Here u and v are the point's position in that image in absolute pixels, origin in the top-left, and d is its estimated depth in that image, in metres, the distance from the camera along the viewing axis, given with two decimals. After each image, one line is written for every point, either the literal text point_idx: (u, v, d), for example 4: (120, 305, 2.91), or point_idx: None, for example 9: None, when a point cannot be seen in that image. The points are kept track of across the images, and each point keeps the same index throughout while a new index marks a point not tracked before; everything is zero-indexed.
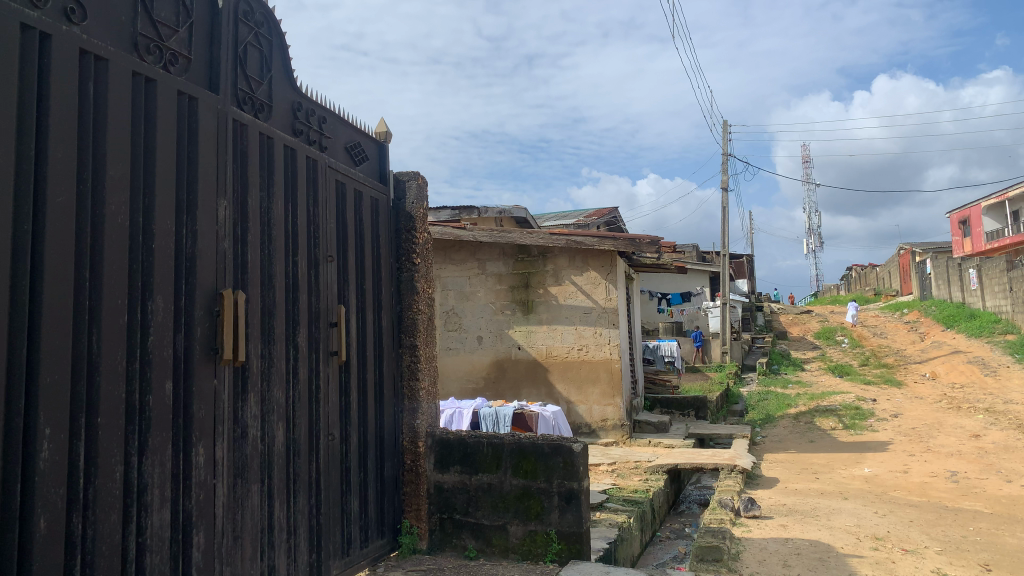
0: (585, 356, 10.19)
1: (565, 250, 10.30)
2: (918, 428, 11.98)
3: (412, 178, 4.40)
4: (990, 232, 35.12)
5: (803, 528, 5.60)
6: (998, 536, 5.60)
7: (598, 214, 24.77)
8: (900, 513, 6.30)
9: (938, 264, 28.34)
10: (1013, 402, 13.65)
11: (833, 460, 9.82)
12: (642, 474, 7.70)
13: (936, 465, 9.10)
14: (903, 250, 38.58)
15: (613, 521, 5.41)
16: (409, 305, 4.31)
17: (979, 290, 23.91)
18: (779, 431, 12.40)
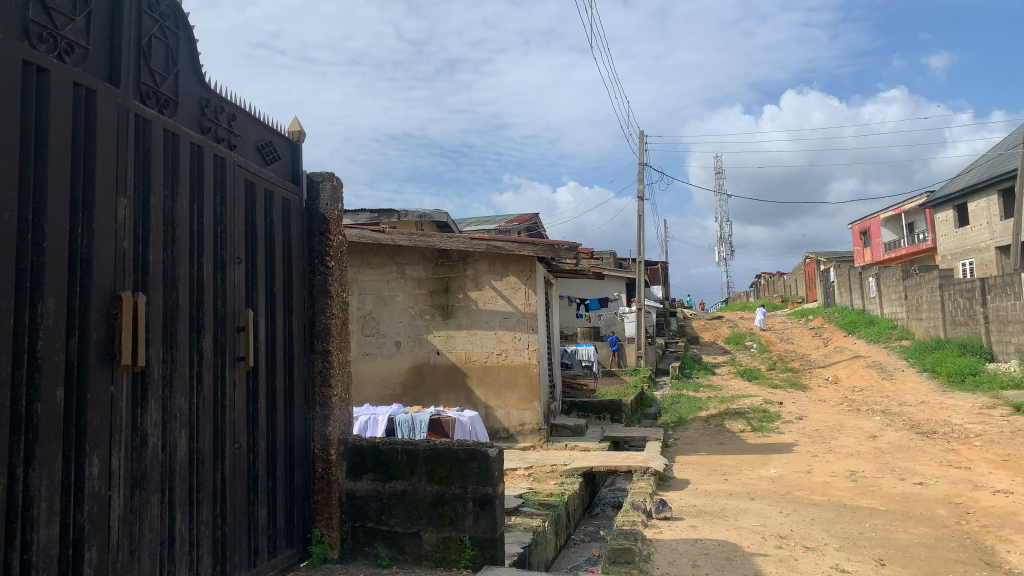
0: (503, 360, 10.21)
1: (485, 256, 10.31)
2: (820, 429, 12.50)
3: (326, 178, 4.32)
4: (888, 242, 37.02)
5: (712, 529, 5.75)
6: (891, 532, 5.87)
7: (518, 220, 24.90)
8: (802, 512, 6.55)
9: (841, 272, 29.68)
10: (907, 405, 14.41)
11: (741, 461, 10.14)
12: (558, 477, 7.77)
13: (836, 465, 9.51)
14: (809, 259, 40.28)
15: (528, 525, 5.42)
16: (322, 308, 4.22)
17: (878, 298, 25.15)
18: (690, 433, 12.72)
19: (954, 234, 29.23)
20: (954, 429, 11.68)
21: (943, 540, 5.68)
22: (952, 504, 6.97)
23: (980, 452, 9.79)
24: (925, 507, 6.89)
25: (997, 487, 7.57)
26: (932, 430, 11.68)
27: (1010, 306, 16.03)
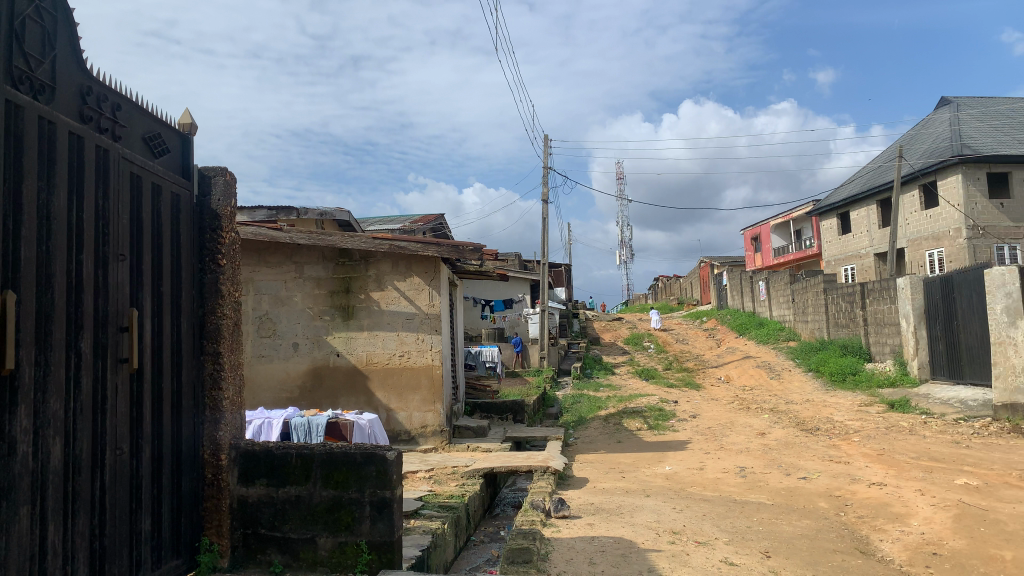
0: (405, 362, 10.11)
1: (387, 256, 10.18)
2: (713, 427, 12.97)
3: (219, 173, 4.16)
4: (777, 248, 38.79)
5: (608, 526, 5.86)
6: (776, 525, 6.14)
7: (422, 220, 24.72)
8: (695, 508, 6.76)
9: (734, 276, 30.85)
10: (793, 403, 15.12)
11: (638, 459, 10.38)
12: (458, 479, 7.75)
13: (727, 461, 9.87)
14: (704, 262, 41.75)
15: (427, 528, 5.37)
16: (213, 309, 4.06)
17: (767, 301, 26.31)
18: (590, 432, 12.94)
19: (837, 241, 30.89)
20: (835, 425, 12.34)
21: (823, 531, 5.98)
22: (832, 496, 7.36)
23: (858, 447, 10.37)
24: (808, 500, 7.24)
25: (873, 480, 8.03)
26: (815, 427, 12.29)
27: (886, 309, 17.07)
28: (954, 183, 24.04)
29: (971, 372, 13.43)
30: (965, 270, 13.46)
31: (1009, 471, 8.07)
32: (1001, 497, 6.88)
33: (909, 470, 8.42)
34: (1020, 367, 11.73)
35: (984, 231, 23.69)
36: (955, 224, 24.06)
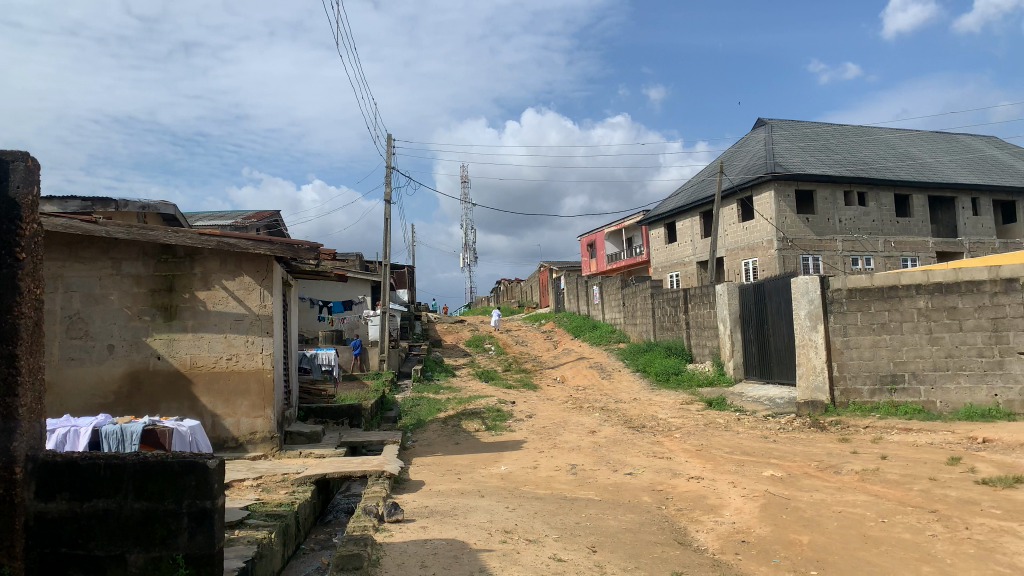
0: (233, 366, 9.64)
1: (216, 253, 9.69)
2: (547, 426, 13.33)
3: (19, 157, 3.80)
4: (610, 254, 40.50)
5: (441, 528, 5.86)
6: (602, 520, 6.40)
7: (257, 217, 23.70)
8: (527, 507, 6.90)
9: (570, 281, 31.88)
10: (622, 402, 15.84)
11: (474, 460, 10.49)
12: (289, 486, 7.48)
13: (560, 459, 10.18)
14: (543, 267, 42.87)
15: (252, 538, 5.14)
16: (8, 307, 3.68)
17: (601, 304, 27.39)
18: (427, 435, 12.92)
19: (665, 249, 32.72)
20: (659, 423, 13.04)
21: (646, 524, 6.29)
22: (654, 491, 7.76)
23: (679, 443, 11.01)
24: (632, 495, 7.59)
25: (691, 474, 8.55)
26: (641, 425, 12.93)
27: (705, 313, 18.30)
28: (767, 199, 26.13)
29: (778, 372, 14.64)
30: (774, 278, 14.65)
31: (808, 462, 8.87)
32: (801, 486, 7.54)
33: (723, 464, 9.05)
34: (819, 368, 12.97)
35: (792, 243, 25.89)
36: (767, 236, 26.18)
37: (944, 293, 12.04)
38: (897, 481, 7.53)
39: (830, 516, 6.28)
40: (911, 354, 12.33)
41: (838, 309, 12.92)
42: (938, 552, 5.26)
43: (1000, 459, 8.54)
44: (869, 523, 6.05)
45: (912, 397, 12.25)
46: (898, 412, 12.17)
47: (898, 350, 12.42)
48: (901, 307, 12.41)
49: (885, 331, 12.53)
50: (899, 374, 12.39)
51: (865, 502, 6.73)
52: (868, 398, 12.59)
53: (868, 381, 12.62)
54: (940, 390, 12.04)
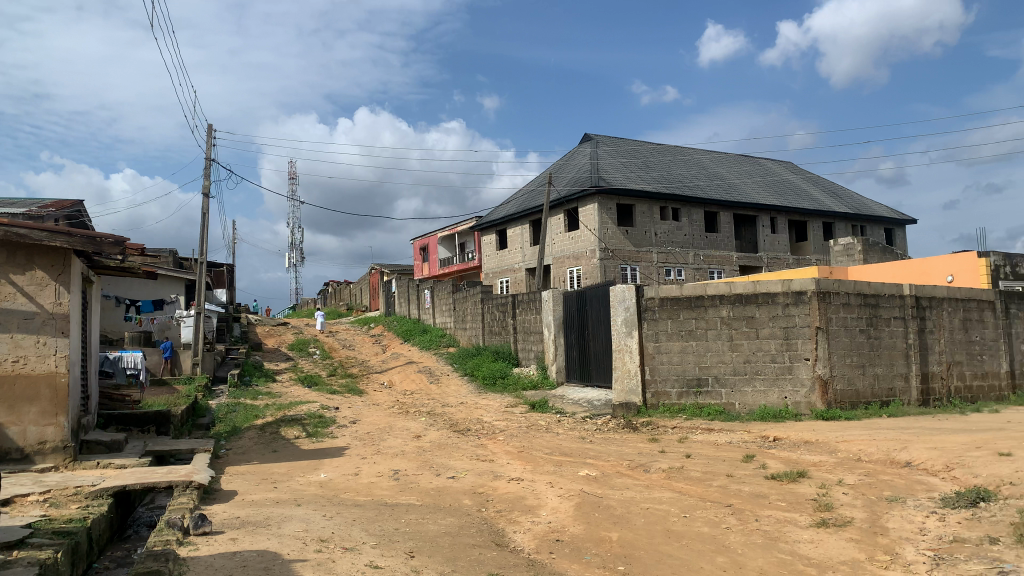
0: (21, 369, 8.72)
1: (2, 245, 8.74)
2: (371, 432, 13.10)
3: None
4: (441, 259, 40.65)
5: (252, 539, 5.60)
6: (422, 525, 6.38)
7: (56, 206, 21.66)
8: (345, 514, 6.75)
9: (400, 284, 31.66)
10: (448, 406, 15.90)
11: (292, 468, 10.12)
12: (82, 501, 6.85)
13: (382, 465, 10.04)
14: (373, 269, 42.28)
15: (34, 559, 4.65)
16: None
17: (431, 308, 27.43)
18: (243, 442, 12.32)
19: (494, 255, 33.27)
20: (483, 426, 13.22)
21: (464, 527, 6.34)
22: (475, 493, 7.84)
23: (502, 445, 11.20)
24: (453, 498, 7.62)
25: (512, 475, 8.72)
26: (466, 429, 13.04)
27: (532, 319, 18.82)
28: (591, 211, 27.29)
29: (597, 375, 15.29)
30: (595, 286, 15.31)
31: (621, 461, 9.33)
32: (613, 485, 7.92)
33: (543, 465, 9.31)
34: (633, 371, 13.68)
35: (613, 253, 27.21)
36: (591, 246, 27.34)
37: (743, 303, 13.10)
38: (699, 478, 8.07)
39: (638, 513, 6.62)
40: (714, 359, 13.28)
41: (651, 316, 13.67)
42: (731, 543, 5.70)
43: (787, 455, 9.39)
44: (673, 518, 6.44)
45: (714, 399, 13.21)
46: (702, 412, 13.06)
47: (703, 355, 13.33)
48: (706, 315, 13.34)
49: (692, 338, 13.41)
50: (704, 377, 13.30)
51: (670, 499, 7.16)
52: (676, 399, 13.43)
53: (676, 384, 13.46)
54: (738, 393, 13.08)
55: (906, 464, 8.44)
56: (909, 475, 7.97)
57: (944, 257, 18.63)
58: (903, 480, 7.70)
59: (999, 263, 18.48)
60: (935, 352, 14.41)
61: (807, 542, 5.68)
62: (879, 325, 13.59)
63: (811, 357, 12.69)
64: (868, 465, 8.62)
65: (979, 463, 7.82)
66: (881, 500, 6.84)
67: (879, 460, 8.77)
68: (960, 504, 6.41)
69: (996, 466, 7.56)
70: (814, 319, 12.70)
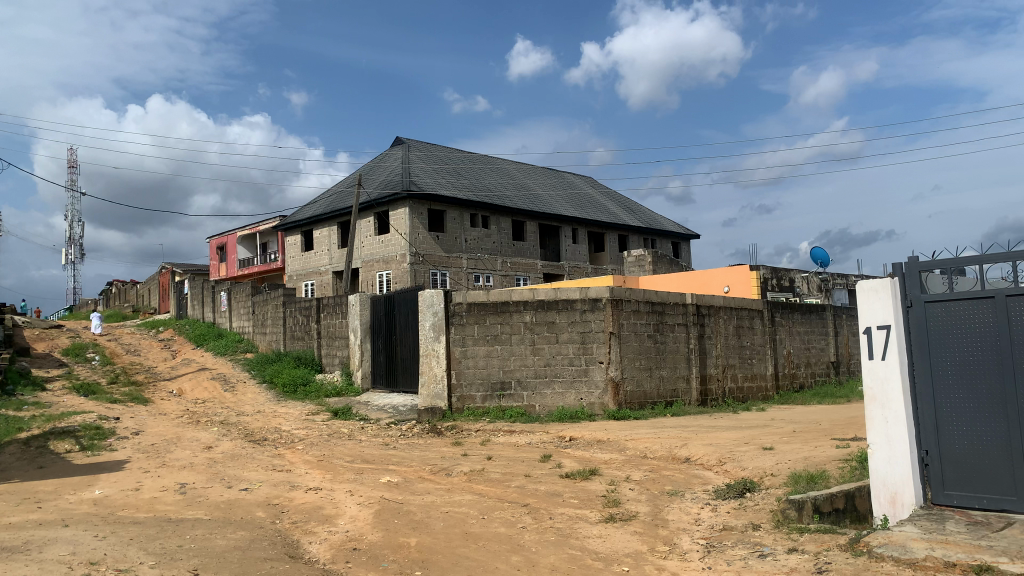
0: None
1: None
2: (156, 444, 12.17)
3: None
4: (241, 259, 38.71)
5: (6, 567, 5.00)
6: (209, 540, 6.01)
7: None
8: (121, 533, 6.22)
9: (194, 285, 29.72)
10: (243, 415, 15.12)
11: (61, 486, 9.16)
12: None
13: (167, 479, 9.34)
14: (164, 269, 39.39)
15: None
16: None
17: (228, 312, 26.02)
18: (3, 459, 10.98)
19: (299, 256, 32.13)
20: (282, 435, 12.70)
21: (255, 540, 6.05)
22: (269, 505, 7.51)
23: (301, 454, 10.83)
24: (245, 511, 7.25)
25: (309, 485, 8.44)
26: (262, 438, 12.47)
27: (337, 324, 18.46)
28: (401, 215, 27.17)
29: (403, 381, 15.23)
30: (403, 291, 15.22)
31: (422, 466, 9.32)
32: (414, 490, 7.89)
33: (343, 473, 9.10)
34: (439, 376, 13.68)
35: (422, 258, 27.25)
36: (400, 251, 27.22)
37: (545, 309, 13.58)
38: (498, 480, 8.26)
39: (437, 517, 6.65)
40: (517, 363, 13.64)
41: (458, 321, 13.78)
42: (526, 542, 5.87)
43: (581, 454, 9.84)
44: (471, 520, 6.53)
45: (516, 401, 13.57)
46: (505, 415, 13.37)
47: (506, 359, 13.64)
48: (510, 320, 13.68)
49: (497, 342, 13.68)
50: (507, 381, 13.61)
51: (469, 501, 7.26)
52: (480, 403, 13.61)
53: (481, 388, 13.64)
54: (538, 395, 13.52)
55: (685, 460, 9.14)
56: (687, 470, 8.65)
57: (722, 269, 20.43)
58: (682, 474, 8.34)
59: (767, 276, 20.55)
60: (712, 356, 15.74)
61: (596, 537, 5.98)
62: (665, 330, 14.62)
63: (605, 360, 13.44)
64: (652, 461, 9.23)
65: (746, 457, 8.63)
66: (663, 494, 7.36)
67: (662, 457, 9.43)
68: (729, 495, 7.03)
69: (759, 459, 8.39)
70: (608, 325, 13.47)
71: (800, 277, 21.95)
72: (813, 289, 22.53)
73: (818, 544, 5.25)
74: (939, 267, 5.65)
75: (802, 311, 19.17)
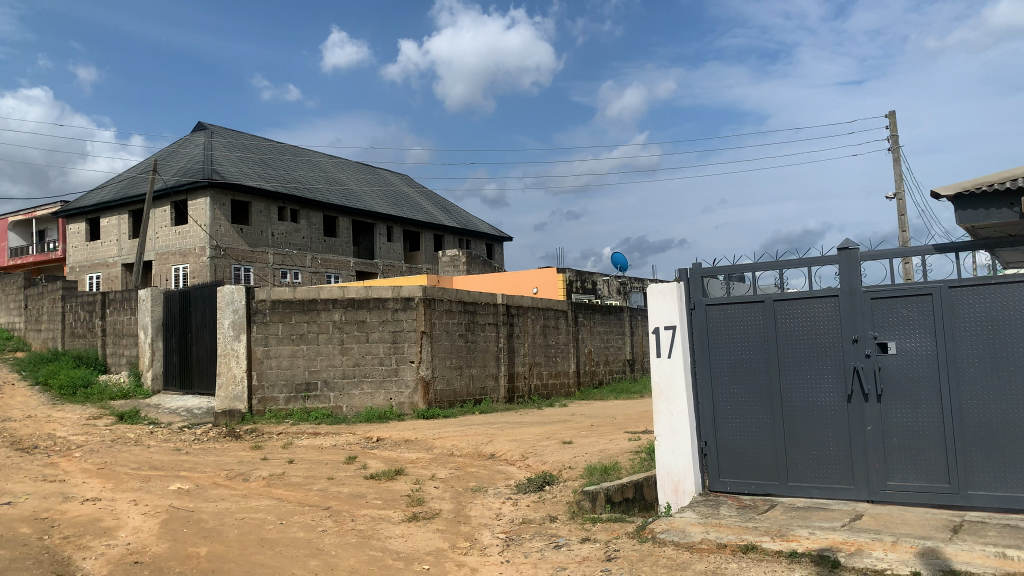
0: None
1: None
2: None
3: None
4: (13, 248, 34.72)
5: None
6: None
7: None
8: None
9: None
10: (10, 420, 13.55)
11: None
12: None
13: None
14: None
15: None
16: None
17: None
18: None
19: (83, 246, 29.33)
20: (56, 442, 11.50)
21: (17, 560, 5.42)
22: (37, 520, 6.77)
23: (78, 463, 9.87)
24: (7, 528, 6.49)
25: (86, 496, 7.71)
26: (32, 446, 11.24)
27: (125, 320, 17.04)
28: (202, 205, 25.58)
29: (199, 382, 14.34)
30: (201, 286, 14.32)
31: (217, 472, 8.81)
32: (206, 497, 7.43)
33: (127, 482, 8.40)
34: (239, 377, 12.91)
35: (224, 251, 25.83)
36: (199, 243, 25.61)
37: (355, 308, 13.33)
38: (299, 483, 7.98)
39: (231, 525, 6.31)
40: (323, 363, 13.26)
41: (260, 319, 13.11)
42: (325, 546, 5.72)
43: (388, 455, 9.75)
44: (268, 526, 6.26)
45: (322, 402, 13.18)
46: (310, 417, 12.92)
47: (312, 359, 13.21)
48: (318, 319, 13.27)
49: (303, 342, 13.20)
50: (313, 381, 13.18)
51: (267, 506, 6.96)
52: (283, 405, 13.05)
53: (284, 389, 13.09)
54: (346, 396, 13.25)
55: (489, 456, 9.32)
56: (492, 466, 8.83)
57: (531, 271, 21.08)
58: (486, 470, 8.50)
59: (572, 278, 21.46)
60: (519, 355, 16.18)
61: (397, 537, 5.94)
62: (475, 330, 14.84)
63: (416, 359, 13.44)
64: (458, 459, 9.34)
65: (548, 451, 8.95)
66: (467, 491, 7.46)
67: (468, 454, 9.55)
68: (530, 488, 7.26)
69: (560, 453, 8.74)
70: (419, 324, 13.50)
71: (602, 281, 23.13)
72: (613, 291, 23.82)
73: (608, 533, 5.54)
74: (721, 273, 6.17)
75: (603, 313, 20.21)
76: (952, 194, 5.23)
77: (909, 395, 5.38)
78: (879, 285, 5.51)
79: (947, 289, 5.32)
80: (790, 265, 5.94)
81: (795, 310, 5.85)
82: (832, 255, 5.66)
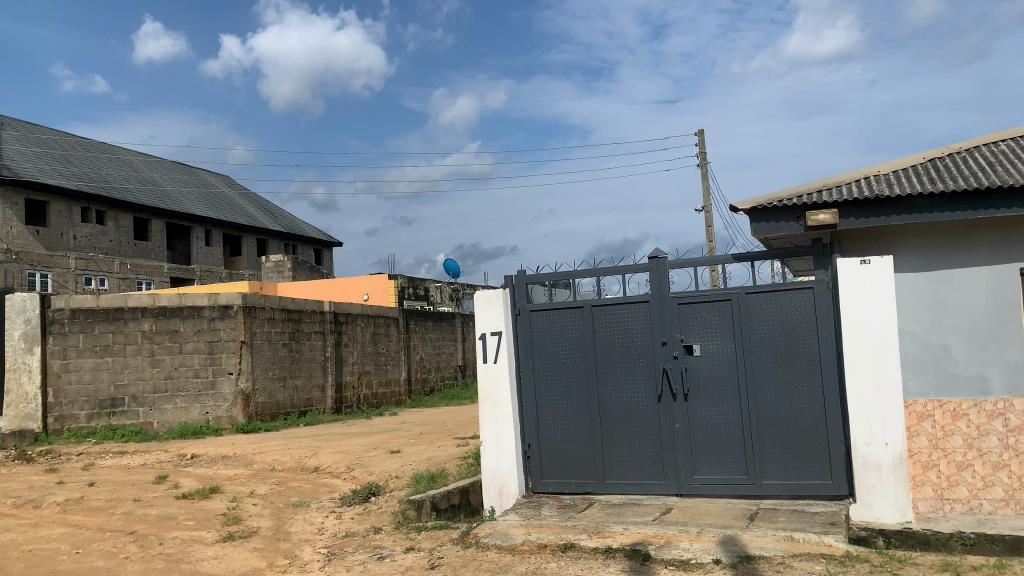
0: None
1: None
2: None
3: None
4: None
5: None
6: None
7: None
8: None
9: None
10: None
11: None
12: None
13: None
14: None
15: None
16: None
17: None
18: None
19: None
20: None
21: None
22: None
23: None
24: None
25: None
26: None
27: None
28: None
29: None
30: None
31: (2, 500, 7.92)
32: None
33: None
34: (32, 394, 11.71)
35: (16, 256, 23.40)
36: None
37: (167, 317, 12.51)
38: (99, 508, 7.33)
39: (16, 558, 5.69)
40: (132, 377, 12.36)
41: (58, 330, 11.98)
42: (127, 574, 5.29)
43: (203, 472, 9.21)
44: (60, 557, 5.70)
45: (130, 419, 12.29)
46: (115, 434, 11.96)
47: (119, 372, 12.28)
48: (125, 329, 12.34)
49: (107, 354, 12.23)
50: (119, 397, 12.25)
51: (60, 535, 6.34)
52: (84, 423, 12.00)
53: (86, 406, 12.05)
54: (157, 411, 12.42)
55: (314, 469, 9.04)
56: (315, 479, 8.56)
57: (361, 278, 20.73)
58: (309, 484, 8.22)
59: (404, 285, 21.30)
60: (348, 363, 15.84)
61: (210, 559, 5.61)
62: (300, 339, 14.36)
63: (235, 371, 12.78)
64: (279, 474, 8.98)
65: (373, 462, 8.80)
66: (288, 506, 7.19)
67: (290, 468, 9.21)
68: (354, 501, 7.09)
69: (386, 463, 8.62)
70: (238, 333, 12.85)
71: (433, 287, 23.12)
72: (445, 299, 23.89)
73: (433, 541, 5.53)
74: (544, 280, 6.35)
75: (434, 320, 20.22)
76: (748, 207, 5.67)
77: (711, 393, 5.78)
78: (685, 292, 5.88)
79: (744, 295, 5.76)
80: (606, 273, 6.22)
81: (611, 315, 6.11)
82: (644, 263, 5.97)
